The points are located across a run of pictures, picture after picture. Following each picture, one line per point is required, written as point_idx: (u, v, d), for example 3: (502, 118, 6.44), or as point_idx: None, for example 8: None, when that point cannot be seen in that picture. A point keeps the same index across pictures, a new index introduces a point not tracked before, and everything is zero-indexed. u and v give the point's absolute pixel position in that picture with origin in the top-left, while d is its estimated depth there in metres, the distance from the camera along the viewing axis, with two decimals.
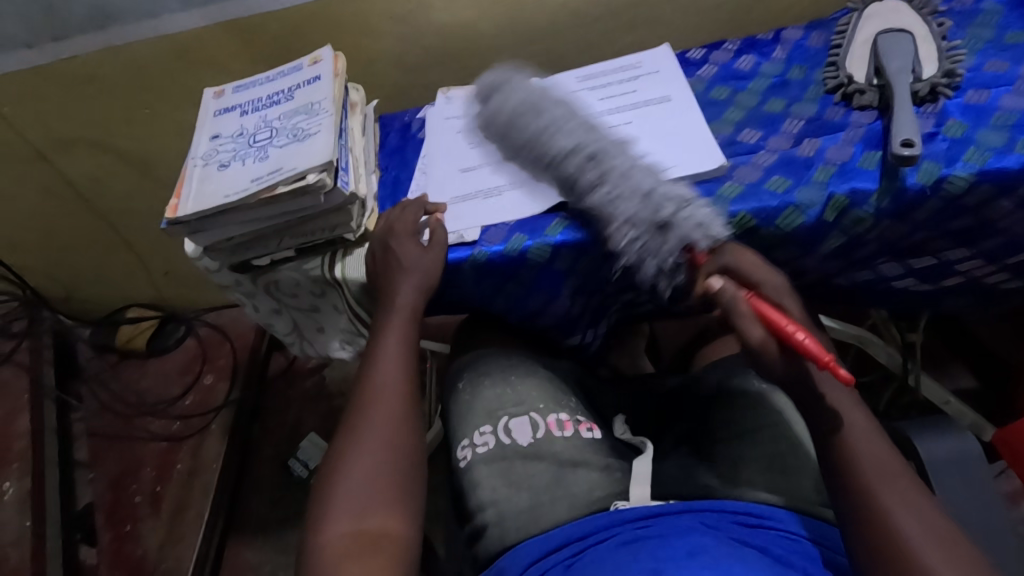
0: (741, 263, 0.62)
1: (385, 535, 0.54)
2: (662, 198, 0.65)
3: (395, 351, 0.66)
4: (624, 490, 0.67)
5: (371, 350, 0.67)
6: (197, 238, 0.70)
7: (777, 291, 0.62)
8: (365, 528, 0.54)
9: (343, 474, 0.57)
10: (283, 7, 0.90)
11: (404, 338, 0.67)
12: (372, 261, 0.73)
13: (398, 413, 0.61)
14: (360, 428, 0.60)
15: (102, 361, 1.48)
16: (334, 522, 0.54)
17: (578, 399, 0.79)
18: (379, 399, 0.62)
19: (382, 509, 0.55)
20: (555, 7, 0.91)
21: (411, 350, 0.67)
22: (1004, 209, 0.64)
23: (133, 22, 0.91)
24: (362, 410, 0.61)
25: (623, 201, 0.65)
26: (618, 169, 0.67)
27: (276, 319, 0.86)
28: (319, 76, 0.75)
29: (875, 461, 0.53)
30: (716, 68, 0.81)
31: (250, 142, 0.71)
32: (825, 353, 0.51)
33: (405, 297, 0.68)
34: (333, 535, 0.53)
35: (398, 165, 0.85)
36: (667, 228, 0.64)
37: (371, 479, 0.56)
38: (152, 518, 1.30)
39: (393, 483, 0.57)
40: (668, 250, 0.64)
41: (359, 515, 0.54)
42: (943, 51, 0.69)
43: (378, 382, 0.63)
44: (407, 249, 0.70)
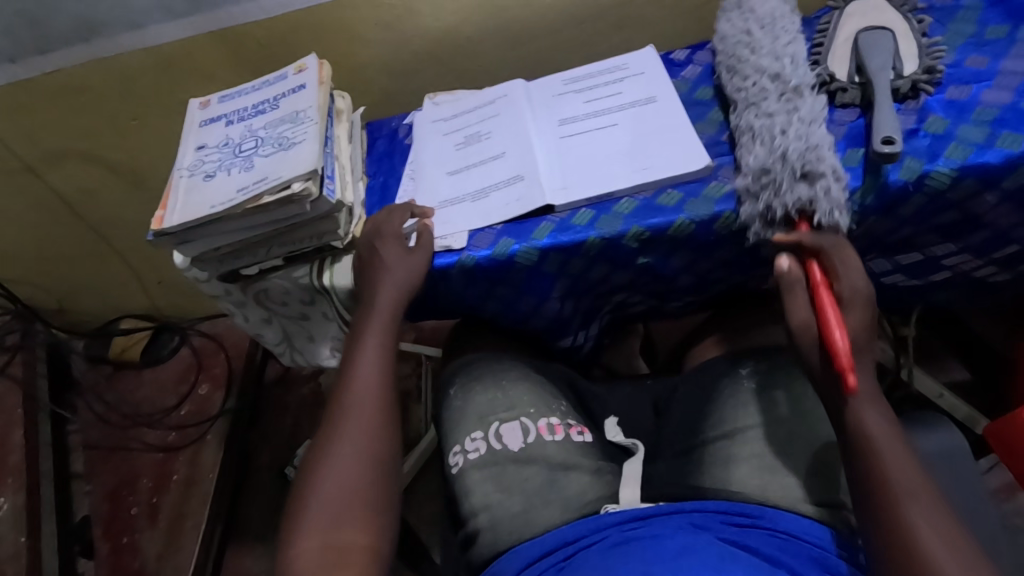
0: (833, 253, 0.60)
1: (356, 548, 0.53)
2: (818, 151, 0.63)
3: (373, 356, 0.65)
4: (614, 493, 0.68)
5: (349, 356, 0.66)
6: (186, 248, 0.71)
7: (856, 292, 0.58)
8: (338, 541, 0.53)
9: (317, 487, 0.56)
10: (267, 15, 0.90)
11: (384, 344, 0.66)
12: (357, 259, 0.72)
13: (374, 423, 0.61)
14: (337, 438, 0.60)
15: (97, 373, 1.48)
16: (305, 536, 0.53)
17: (568, 401, 0.79)
18: (356, 409, 0.61)
19: (354, 521, 0.55)
20: (539, 9, 0.92)
21: (391, 355, 0.67)
22: (989, 203, 0.64)
23: (118, 34, 0.91)
24: (337, 421, 0.61)
25: (786, 138, 0.64)
26: (805, 116, 0.66)
27: (267, 327, 0.86)
28: (304, 85, 0.76)
29: (915, 507, 0.50)
30: (700, 68, 0.81)
31: (235, 152, 0.72)
32: (844, 357, 0.53)
33: (384, 303, 0.68)
34: (305, 549, 0.53)
35: (386, 171, 0.85)
36: (813, 179, 0.62)
37: (346, 490, 0.56)
38: (149, 529, 1.29)
39: (367, 494, 0.57)
40: (794, 197, 0.62)
41: (332, 528, 0.54)
42: (923, 48, 0.70)
43: (357, 391, 0.63)
44: (391, 252, 0.70)
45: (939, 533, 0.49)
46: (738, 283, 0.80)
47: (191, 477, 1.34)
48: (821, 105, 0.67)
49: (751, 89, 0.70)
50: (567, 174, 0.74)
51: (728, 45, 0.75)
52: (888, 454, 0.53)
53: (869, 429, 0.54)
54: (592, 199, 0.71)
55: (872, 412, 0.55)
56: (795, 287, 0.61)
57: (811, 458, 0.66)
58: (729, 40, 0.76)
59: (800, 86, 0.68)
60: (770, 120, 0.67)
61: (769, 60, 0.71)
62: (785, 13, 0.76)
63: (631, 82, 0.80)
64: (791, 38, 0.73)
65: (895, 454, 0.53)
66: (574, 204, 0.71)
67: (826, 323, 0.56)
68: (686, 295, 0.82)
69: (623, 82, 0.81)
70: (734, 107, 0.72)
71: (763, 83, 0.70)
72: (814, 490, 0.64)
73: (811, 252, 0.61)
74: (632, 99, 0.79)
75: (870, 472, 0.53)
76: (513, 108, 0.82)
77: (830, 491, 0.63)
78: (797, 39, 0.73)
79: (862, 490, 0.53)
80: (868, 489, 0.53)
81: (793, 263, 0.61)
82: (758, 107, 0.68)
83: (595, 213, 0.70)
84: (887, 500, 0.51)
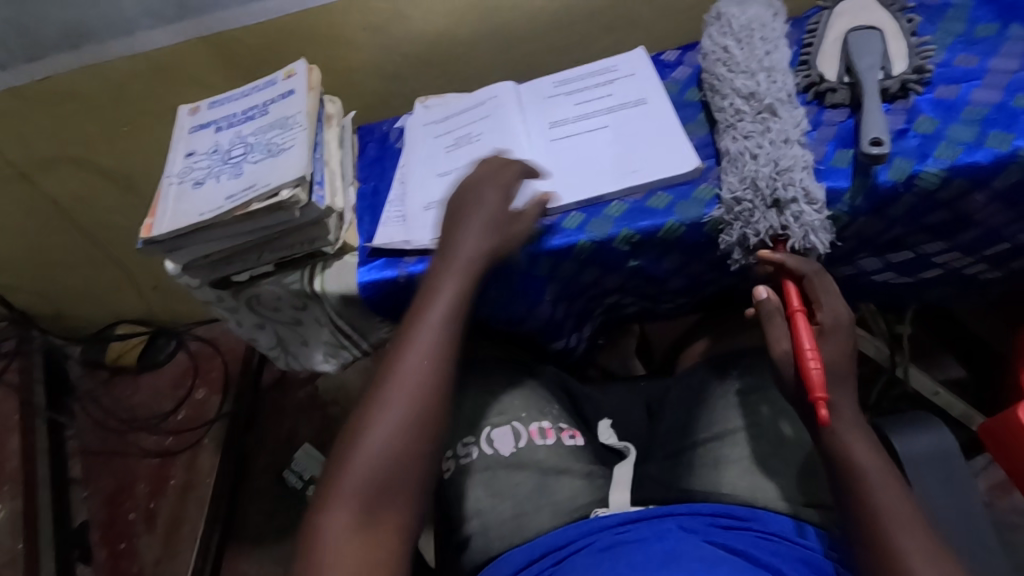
0: (815, 281, 0.62)
1: (386, 529, 0.54)
2: (791, 175, 0.64)
3: (436, 324, 0.63)
4: (603, 498, 0.70)
5: (411, 318, 0.63)
6: (176, 256, 0.71)
7: (838, 320, 0.60)
8: (373, 518, 0.54)
9: (359, 454, 0.55)
10: (257, 20, 0.90)
11: (449, 311, 0.63)
12: (454, 209, 0.69)
13: (426, 399, 0.59)
14: (386, 406, 0.58)
15: (94, 379, 1.48)
16: (340, 506, 0.53)
17: (560, 405, 0.79)
18: (406, 379, 0.59)
19: (392, 500, 0.55)
20: (530, 11, 0.91)
21: (454, 324, 0.63)
22: (978, 203, 0.64)
23: (107, 41, 0.91)
24: (390, 386, 0.59)
25: (757, 165, 0.65)
26: (779, 137, 0.66)
27: (260, 333, 0.85)
28: (293, 91, 0.75)
29: (901, 527, 0.52)
30: (690, 69, 0.81)
31: (224, 158, 0.71)
32: (818, 390, 0.54)
33: (462, 269, 0.65)
34: (336, 519, 0.52)
35: (377, 176, 0.85)
36: (784, 206, 0.64)
37: (388, 465, 0.56)
38: (147, 534, 1.29)
39: (409, 474, 0.56)
40: (768, 225, 0.64)
41: (370, 503, 0.54)
42: (913, 47, 0.70)
43: (410, 359, 0.60)
44: (485, 210, 0.67)
45: (923, 552, 0.51)
46: (729, 285, 0.80)
47: (188, 481, 1.34)
48: (797, 121, 0.67)
49: (728, 109, 0.70)
50: (556, 176, 0.73)
51: (708, 59, 0.75)
52: (874, 478, 0.54)
53: (853, 454, 0.56)
54: (581, 202, 0.71)
55: (856, 437, 0.57)
56: (774, 315, 0.63)
57: (801, 460, 0.66)
58: (709, 54, 0.75)
59: (776, 104, 0.68)
60: (744, 142, 0.67)
61: (745, 78, 0.71)
62: (766, 21, 0.74)
63: (621, 84, 0.80)
64: (770, 50, 0.72)
65: (880, 473, 0.55)
66: (563, 207, 0.71)
67: (799, 348, 0.57)
68: (678, 297, 0.82)
69: (613, 84, 0.81)
70: (716, 129, 0.72)
71: (737, 104, 0.69)
72: (804, 493, 0.64)
73: (795, 278, 0.63)
74: (620, 102, 0.78)
75: (857, 496, 0.55)
76: (503, 110, 0.82)
77: (820, 493, 0.64)
78: (776, 53, 0.72)
79: (852, 514, 0.55)
80: (858, 514, 0.55)
81: (772, 294, 0.63)
82: (734, 128, 0.69)
83: (584, 217, 0.70)
84: (874, 524, 0.53)
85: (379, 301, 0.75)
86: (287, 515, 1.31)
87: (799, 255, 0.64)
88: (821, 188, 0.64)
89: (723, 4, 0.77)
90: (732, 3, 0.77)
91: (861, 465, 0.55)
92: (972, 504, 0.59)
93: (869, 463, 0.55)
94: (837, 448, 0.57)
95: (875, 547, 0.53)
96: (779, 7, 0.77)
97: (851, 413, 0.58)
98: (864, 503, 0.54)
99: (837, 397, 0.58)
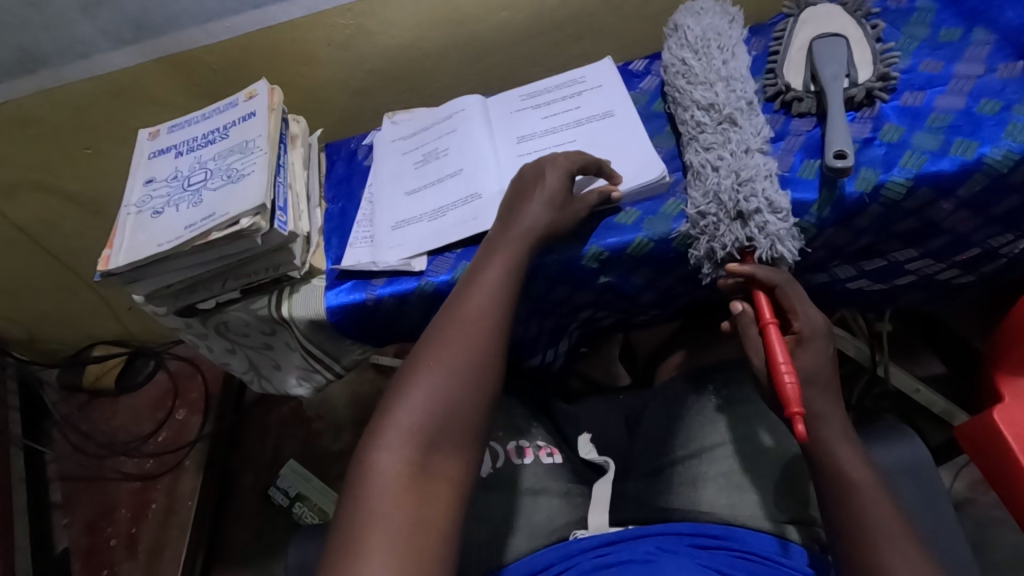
0: (788, 288, 0.60)
1: (440, 477, 0.51)
2: (755, 187, 0.62)
3: (495, 278, 0.60)
4: (582, 517, 0.69)
5: (473, 273, 0.61)
6: (137, 286, 0.69)
7: (813, 326, 0.59)
8: (427, 466, 0.50)
9: (408, 402, 0.53)
10: (218, 40, 0.88)
11: (508, 268, 0.61)
12: (520, 182, 0.67)
13: (481, 354, 0.56)
14: (440, 358, 0.55)
15: (70, 403, 1.45)
16: (393, 447, 0.50)
17: (539, 422, 0.78)
18: (467, 328, 0.57)
19: (447, 450, 0.52)
20: (496, 22, 0.90)
21: (513, 282, 0.61)
22: (946, 210, 0.64)
23: (65, 64, 0.88)
24: (442, 339, 0.56)
25: (719, 177, 0.64)
26: (739, 148, 0.65)
27: (231, 358, 0.84)
28: (254, 112, 0.74)
29: (889, 547, 0.50)
30: (657, 79, 0.81)
31: (184, 185, 0.70)
32: (794, 406, 0.52)
33: (520, 235, 0.63)
34: (385, 463, 0.50)
35: (345, 196, 0.84)
36: (747, 218, 0.62)
37: (441, 414, 0.53)
38: (129, 561, 1.27)
39: (462, 427, 0.53)
40: (735, 236, 0.62)
41: (422, 451, 0.51)
42: (877, 55, 0.69)
43: (472, 309, 0.58)
44: (555, 178, 0.65)
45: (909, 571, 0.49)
46: (703, 296, 0.79)
47: (170, 505, 1.31)
48: (757, 130, 0.66)
49: (689, 122, 0.70)
50: None
51: (668, 72, 0.74)
52: (864, 496, 0.53)
53: (842, 467, 0.55)
54: None
55: (845, 450, 0.55)
56: (749, 327, 0.62)
57: (778, 472, 0.66)
58: (669, 66, 0.75)
59: (735, 114, 0.67)
60: (706, 154, 0.66)
61: (703, 89, 0.70)
62: (722, 29, 0.74)
63: (589, 96, 0.79)
64: (727, 59, 0.71)
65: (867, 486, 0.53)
66: None
67: (773, 362, 0.55)
68: (652, 309, 0.81)
69: (580, 96, 0.80)
70: (681, 142, 0.71)
71: (697, 116, 0.69)
72: (784, 510, 0.63)
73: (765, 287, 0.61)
74: (589, 113, 0.78)
75: (843, 512, 0.54)
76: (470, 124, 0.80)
77: (800, 508, 0.63)
78: (733, 60, 0.71)
79: (839, 529, 0.54)
80: (845, 529, 0.53)
81: (747, 306, 0.63)
82: (696, 141, 0.68)
83: None
84: (860, 541, 0.52)
85: (348, 326, 0.74)
86: (272, 536, 1.30)
87: (768, 266, 0.62)
88: (785, 197, 0.62)
89: (680, 15, 0.77)
90: (688, 14, 0.76)
91: (849, 479, 0.54)
92: (943, 515, 0.59)
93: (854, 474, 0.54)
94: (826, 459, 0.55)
95: (858, 564, 0.51)
96: (736, 13, 0.76)
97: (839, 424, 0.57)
98: (852, 520, 0.53)
99: (824, 408, 0.57)
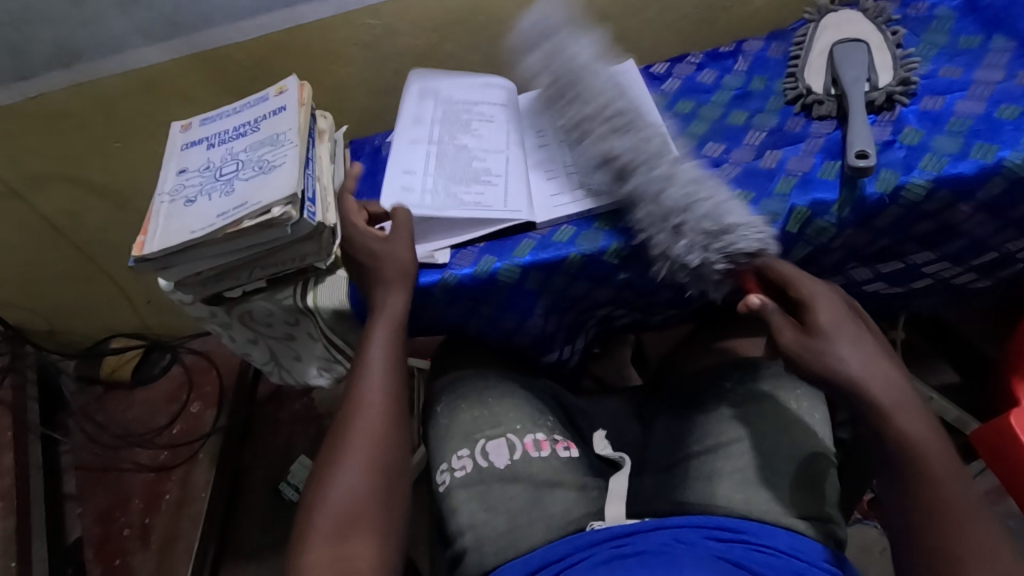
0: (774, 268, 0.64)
1: (361, 558, 0.53)
2: (689, 231, 0.64)
3: (377, 367, 0.65)
4: (600, 510, 0.68)
5: (358, 363, 0.66)
6: (168, 273, 0.70)
7: (814, 286, 0.62)
8: (343, 554, 0.53)
9: (327, 500, 0.57)
10: (248, 37, 0.90)
11: (388, 349, 0.67)
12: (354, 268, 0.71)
13: (382, 432, 0.62)
14: (342, 452, 0.60)
15: (87, 395, 1.47)
16: (316, 545, 0.54)
17: (556, 417, 0.79)
18: (360, 418, 0.62)
19: (359, 533, 0.55)
20: (519, 25, 0.92)
21: (396, 362, 0.67)
22: (965, 213, 0.64)
23: (99, 57, 0.91)
24: (343, 434, 0.61)
25: (660, 239, 0.66)
26: (653, 203, 0.67)
27: (253, 348, 0.86)
28: (285, 107, 0.76)
29: (964, 531, 0.50)
30: (680, 82, 0.84)
31: (216, 175, 0.72)
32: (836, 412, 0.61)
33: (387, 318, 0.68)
34: (312, 561, 0.53)
35: (368, 191, 0.85)
36: (711, 263, 0.64)
37: (353, 503, 0.56)
38: (142, 551, 1.27)
39: (372, 508, 0.57)
40: (714, 271, 0.65)
41: (339, 542, 0.54)
42: (898, 59, 0.71)
43: (360, 399, 0.63)
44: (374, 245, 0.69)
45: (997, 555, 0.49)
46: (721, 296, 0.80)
47: (182, 498, 1.32)
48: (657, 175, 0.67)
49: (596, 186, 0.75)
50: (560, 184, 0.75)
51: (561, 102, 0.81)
52: (939, 478, 0.52)
53: (915, 443, 0.54)
54: (572, 216, 0.73)
55: (914, 423, 0.55)
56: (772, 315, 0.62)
57: (795, 469, 0.66)
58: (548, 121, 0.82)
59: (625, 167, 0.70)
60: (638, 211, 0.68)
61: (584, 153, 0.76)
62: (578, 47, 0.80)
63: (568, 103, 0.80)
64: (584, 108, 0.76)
65: (938, 463, 0.53)
66: (554, 221, 0.73)
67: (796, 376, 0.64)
68: (669, 307, 0.82)
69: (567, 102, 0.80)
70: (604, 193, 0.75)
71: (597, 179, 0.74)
72: (800, 506, 0.63)
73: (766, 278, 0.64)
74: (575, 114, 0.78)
75: (924, 498, 0.52)
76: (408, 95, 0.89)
77: (816, 505, 0.63)
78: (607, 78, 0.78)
79: (910, 510, 0.53)
80: (917, 510, 0.53)
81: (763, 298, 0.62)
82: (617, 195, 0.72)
83: (574, 229, 0.72)
84: (937, 527, 0.51)
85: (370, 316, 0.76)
86: (284, 530, 1.31)
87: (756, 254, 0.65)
88: (720, 220, 0.63)
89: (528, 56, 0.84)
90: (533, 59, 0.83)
91: (927, 466, 0.53)
92: None
93: (927, 451, 0.53)
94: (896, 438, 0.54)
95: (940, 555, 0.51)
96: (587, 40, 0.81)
97: (899, 395, 0.56)
98: (927, 506, 0.52)
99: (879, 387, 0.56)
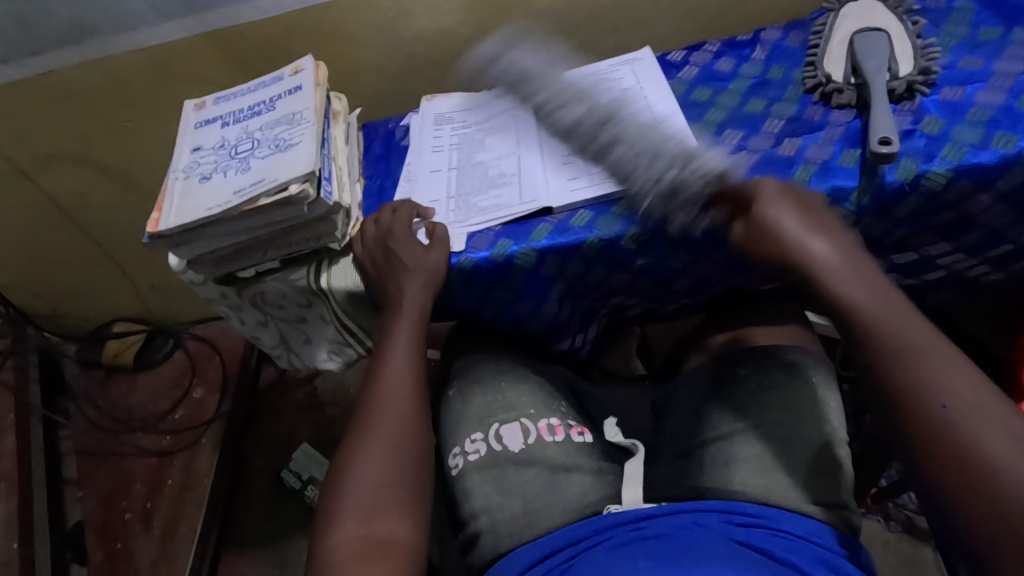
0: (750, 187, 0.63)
1: (392, 539, 0.53)
2: (667, 158, 0.65)
3: (404, 360, 0.66)
4: (615, 493, 0.67)
5: (380, 353, 0.67)
6: (181, 251, 0.70)
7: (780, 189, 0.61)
8: (373, 534, 0.53)
9: (355, 481, 0.56)
10: (262, 17, 0.89)
11: (413, 341, 0.67)
12: (373, 270, 0.72)
13: (411, 416, 0.62)
14: (367, 437, 0.60)
15: (89, 378, 1.46)
16: (344, 523, 0.53)
17: (568, 402, 0.79)
18: (388, 404, 0.62)
19: (390, 515, 0.55)
20: (535, 11, 0.92)
21: (420, 355, 0.67)
22: (983, 203, 0.64)
23: (112, 35, 0.90)
24: (369, 419, 0.61)
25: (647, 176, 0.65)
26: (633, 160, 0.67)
27: (263, 331, 0.85)
28: (300, 86, 0.75)
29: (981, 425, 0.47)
30: (697, 69, 0.83)
31: (231, 153, 0.71)
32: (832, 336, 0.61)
33: (414, 313, 0.68)
34: (342, 537, 0.53)
35: (382, 174, 0.85)
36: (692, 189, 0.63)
37: (382, 486, 0.56)
38: (144, 535, 1.26)
39: (403, 492, 0.57)
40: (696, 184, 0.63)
41: (369, 522, 0.54)
42: (918, 50, 0.70)
43: (386, 387, 0.64)
44: (407, 251, 0.69)
45: (984, 406, 0.48)
46: (735, 284, 0.80)
47: (186, 483, 1.31)
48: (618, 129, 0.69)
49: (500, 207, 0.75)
50: (579, 168, 0.75)
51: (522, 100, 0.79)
52: (946, 371, 0.50)
53: (909, 336, 0.52)
54: (591, 200, 0.71)
55: (900, 320, 0.53)
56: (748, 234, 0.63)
57: (810, 457, 0.66)
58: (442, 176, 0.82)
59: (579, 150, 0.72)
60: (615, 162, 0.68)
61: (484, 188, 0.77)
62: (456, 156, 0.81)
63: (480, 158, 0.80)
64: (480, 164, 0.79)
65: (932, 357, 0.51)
66: (573, 205, 0.71)
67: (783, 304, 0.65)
68: (683, 295, 0.82)
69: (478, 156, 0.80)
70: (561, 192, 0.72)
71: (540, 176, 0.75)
72: (814, 492, 0.63)
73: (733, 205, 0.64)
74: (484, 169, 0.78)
75: (904, 357, 0.51)
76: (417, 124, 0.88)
77: (833, 492, 0.63)
78: None
79: (929, 421, 0.49)
80: (936, 422, 0.48)
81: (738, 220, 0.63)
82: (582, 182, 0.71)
83: (593, 214, 0.71)
84: (954, 430, 0.47)
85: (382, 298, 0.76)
86: (285, 517, 1.31)
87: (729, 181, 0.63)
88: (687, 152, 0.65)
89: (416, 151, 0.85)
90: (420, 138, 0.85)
91: (901, 332, 0.52)
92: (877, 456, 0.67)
93: (914, 345, 0.51)
94: (889, 334, 0.52)
95: (936, 417, 0.48)
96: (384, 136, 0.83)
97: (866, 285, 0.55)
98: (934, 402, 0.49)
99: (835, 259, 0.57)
